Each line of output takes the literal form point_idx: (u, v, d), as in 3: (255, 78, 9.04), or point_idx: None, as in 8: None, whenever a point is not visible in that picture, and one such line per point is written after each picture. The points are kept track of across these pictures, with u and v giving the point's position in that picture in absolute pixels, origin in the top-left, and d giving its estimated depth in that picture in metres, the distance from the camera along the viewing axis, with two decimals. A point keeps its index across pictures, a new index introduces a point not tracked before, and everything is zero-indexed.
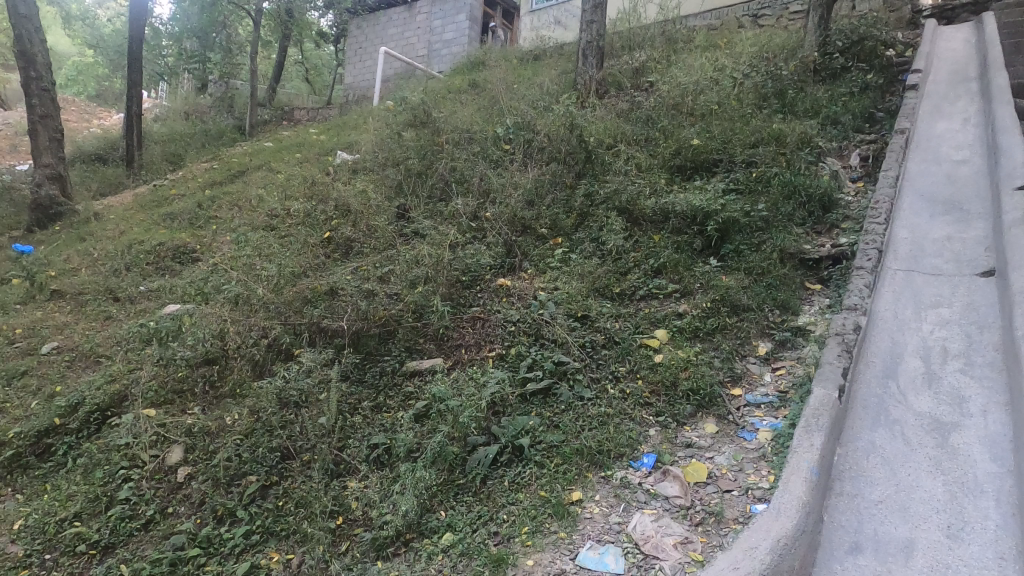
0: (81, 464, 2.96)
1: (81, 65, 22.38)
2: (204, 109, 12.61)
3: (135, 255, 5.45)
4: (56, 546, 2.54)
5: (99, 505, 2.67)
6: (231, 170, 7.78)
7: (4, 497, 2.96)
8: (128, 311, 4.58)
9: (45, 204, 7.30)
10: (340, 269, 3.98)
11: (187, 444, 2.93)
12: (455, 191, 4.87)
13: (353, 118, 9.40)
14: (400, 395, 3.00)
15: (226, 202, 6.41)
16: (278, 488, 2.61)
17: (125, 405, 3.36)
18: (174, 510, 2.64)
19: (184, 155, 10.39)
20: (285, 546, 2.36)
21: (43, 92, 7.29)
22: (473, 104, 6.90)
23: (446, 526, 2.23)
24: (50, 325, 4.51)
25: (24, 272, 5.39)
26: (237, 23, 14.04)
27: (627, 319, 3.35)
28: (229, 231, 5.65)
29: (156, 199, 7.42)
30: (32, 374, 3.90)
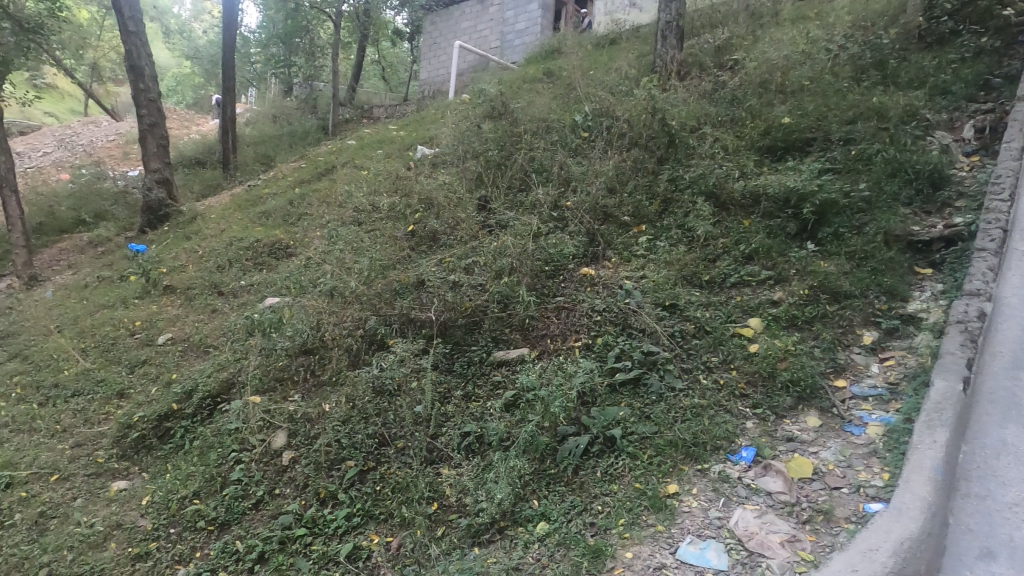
0: (197, 446, 3.19)
1: (178, 76, 24.04)
2: (290, 112, 13.25)
3: (236, 251, 5.81)
4: (179, 521, 2.75)
5: (215, 484, 2.87)
6: (317, 168, 8.12)
7: (132, 475, 3.24)
8: (232, 304, 4.87)
9: (155, 206, 7.91)
10: (426, 261, 4.06)
11: (289, 430, 3.07)
12: (535, 181, 4.86)
13: (429, 114, 9.57)
14: (489, 384, 3.04)
15: (316, 199, 6.70)
16: (375, 473, 2.71)
17: (232, 392, 3.57)
18: (281, 491, 2.78)
19: (274, 156, 10.94)
20: (384, 529, 2.45)
21: (151, 102, 7.82)
22: (549, 92, 6.86)
23: (540, 516, 2.23)
24: (165, 318, 4.88)
25: (141, 269, 5.87)
26: (319, 27, 14.63)
27: (718, 307, 3.23)
28: (318, 226, 5.91)
29: (251, 198, 7.87)
30: (152, 363, 4.26)
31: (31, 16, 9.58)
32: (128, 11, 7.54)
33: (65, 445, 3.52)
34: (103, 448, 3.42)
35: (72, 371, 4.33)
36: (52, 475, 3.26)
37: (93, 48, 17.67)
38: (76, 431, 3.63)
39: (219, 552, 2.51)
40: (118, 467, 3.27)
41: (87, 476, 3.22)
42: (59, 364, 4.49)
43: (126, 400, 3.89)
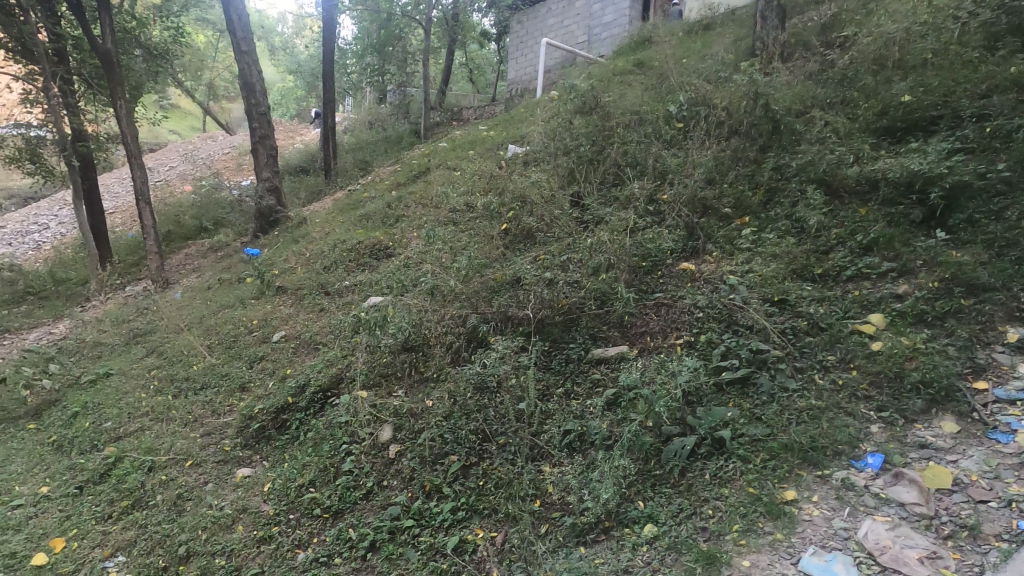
0: (311, 438, 3.37)
1: (283, 90, 25.67)
2: (385, 118, 13.80)
3: (340, 253, 6.11)
4: (297, 508, 2.91)
5: (328, 474, 3.02)
6: (412, 171, 8.39)
7: (254, 463, 3.47)
8: (337, 303, 5.13)
9: (266, 213, 8.49)
10: (521, 259, 4.09)
11: (395, 424, 3.18)
12: (630, 175, 4.76)
13: (519, 113, 9.64)
14: (588, 382, 3.01)
15: (412, 201, 6.94)
16: (478, 469, 2.75)
17: (341, 387, 3.75)
18: (388, 483, 2.88)
19: (371, 161, 11.42)
20: (488, 524, 2.47)
21: (261, 116, 8.37)
22: (641, 83, 6.70)
23: (647, 517, 2.18)
24: (279, 317, 5.22)
25: (256, 272, 6.31)
26: (411, 35, 15.12)
27: (834, 302, 3.01)
28: (415, 227, 6.11)
29: (352, 201, 8.27)
30: (268, 359, 4.57)
31: (159, 43, 10.53)
32: (241, 32, 8.12)
33: (196, 433, 3.83)
34: (229, 437, 3.69)
35: (201, 366, 4.73)
36: (187, 461, 3.54)
37: (210, 69, 19.22)
38: (205, 421, 3.95)
39: (334, 539, 2.63)
40: (242, 455, 3.51)
41: (216, 463, 3.48)
42: (189, 360, 4.90)
43: (247, 393, 4.19)
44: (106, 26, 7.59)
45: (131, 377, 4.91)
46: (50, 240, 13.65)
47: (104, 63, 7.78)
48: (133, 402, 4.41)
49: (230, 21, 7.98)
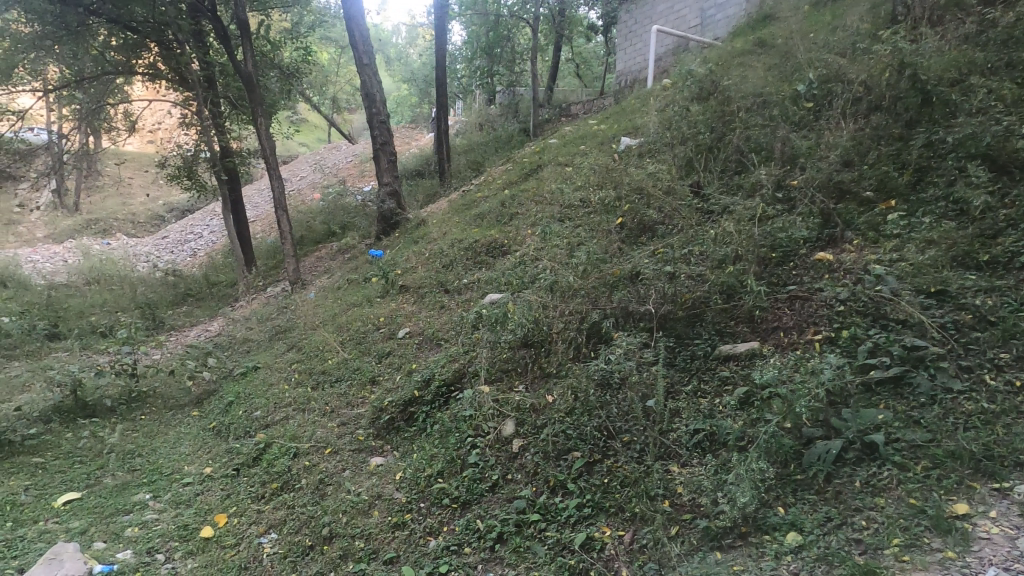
0: (437, 430, 3.50)
1: (399, 99, 26.98)
2: (496, 119, 14.05)
3: (458, 252, 6.30)
4: (426, 497, 3.03)
5: (455, 466, 3.12)
6: (524, 169, 8.47)
7: (385, 452, 3.65)
8: (457, 300, 5.30)
9: (388, 215, 8.95)
10: (639, 254, 3.99)
11: (517, 419, 3.23)
12: (754, 162, 4.49)
13: (630, 104, 9.43)
14: (716, 380, 2.89)
15: (525, 199, 7.01)
16: (602, 466, 2.71)
17: (464, 382, 3.87)
18: (513, 477, 2.93)
19: (483, 162, 11.69)
20: (615, 522, 2.43)
21: (381, 123, 8.81)
22: (764, 63, 6.31)
23: (790, 524, 2.05)
24: (403, 314, 5.47)
25: (381, 272, 6.68)
26: (519, 35, 15.26)
27: (1006, 293, 2.65)
28: (529, 224, 6.16)
29: (467, 201, 8.50)
30: (395, 353, 4.82)
31: (291, 63, 11.41)
32: (362, 46, 8.60)
33: (333, 423, 4.11)
34: (363, 428, 3.92)
35: (335, 360, 5.07)
36: (327, 448, 3.79)
37: (334, 83, 20.59)
38: (341, 412, 4.23)
39: (464, 529, 2.71)
40: (374, 445, 3.72)
41: (352, 451, 3.71)
42: (324, 355, 5.28)
43: (378, 386, 4.44)
44: (247, 51, 8.33)
45: (276, 370, 5.37)
46: (204, 247, 15.29)
47: (246, 85, 8.53)
48: (278, 394, 4.82)
49: (352, 36, 8.48)
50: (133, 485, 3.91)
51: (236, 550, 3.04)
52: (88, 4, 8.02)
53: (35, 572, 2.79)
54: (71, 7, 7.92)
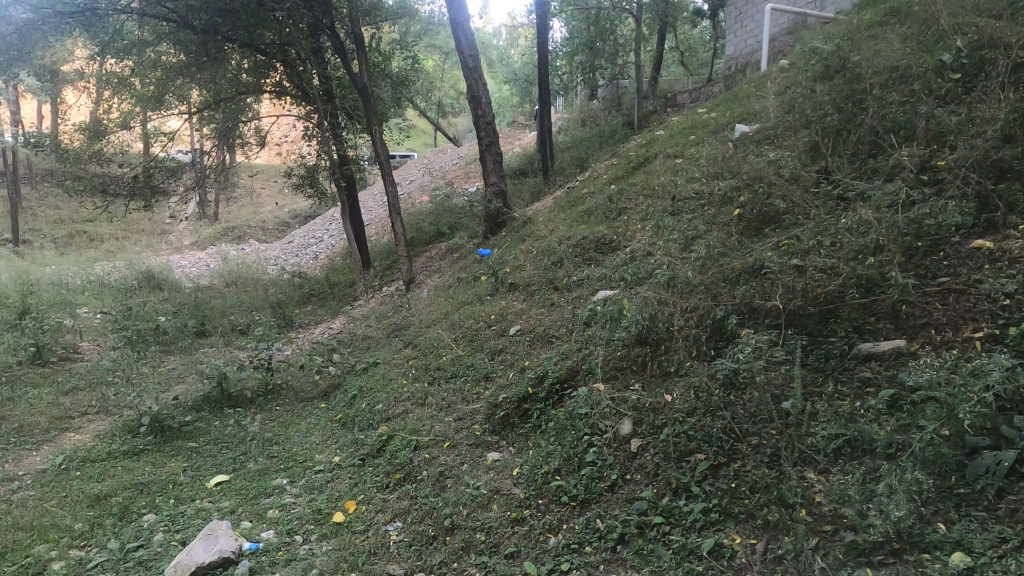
0: (553, 427, 3.50)
1: (502, 100, 27.41)
2: (599, 114, 13.89)
3: (566, 249, 6.28)
4: (544, 493, 3.03)
5: (573, 464, 3.10)
6: (630, 163, 8.28)
7: (501, 448, 3.70)
8: (567, 298, 5.29)
9: (494, 215, 9.11)
10: (761, 246, 3.78)
11: (635, 418, 3.16)
12: (892, 143, 4.10)
13: (743, 89, 8.96)
14: (855, 381, 2.67)
15: (633, 193, 6.87)
16: (729, 469, 2.59)
17: (578, 379, 3.85)
18: (632, 477, 2.87)
19: (587, 157, 11.59)
20: (746, 529, 2.31)
21: (487, 125, 8.97)
22: (898, 34, 5.75)
23: (954, 544, 1.85)
24: (514, 311, 5.54)
25: (490, 271, 6.80)
26: (621, 26, 14.97)
27: None
28: (639, 219, 6.03)
29: (573, 198, 8.46)
30: (507, 350, 4.89)
31: (401, 71, 11.92)
32: (468, 50, 8.78)
33: (450, 418, 4.23)
34: (479, 423, 4.00)
35: (449, 356, 5.23)
36: (445, 442, 3.91)
37: (439, 89, 21.29)
38: (457, 407, 4.35)
39: (583, 527, 2.69)
40: (491, 440, 3.78)
41: (469, 445, 3.80)
42: (439, 352, 5.45)
43: (492, 382, 4.52)
44: (363, 63, 8.77)
45: (394, 366, 5.62)
46: (325, 250, 16.34)
47: (362, 95, 8.99)
48: (397, 388, 5.04)
49: (458, 41, 8.69)
50: (271, 471, 4.24)
51: (365, 535, 3.19)
52: (224, 31, 8.68)
53: (195, 546, 3.09)
54: (213, 37, 8.66)
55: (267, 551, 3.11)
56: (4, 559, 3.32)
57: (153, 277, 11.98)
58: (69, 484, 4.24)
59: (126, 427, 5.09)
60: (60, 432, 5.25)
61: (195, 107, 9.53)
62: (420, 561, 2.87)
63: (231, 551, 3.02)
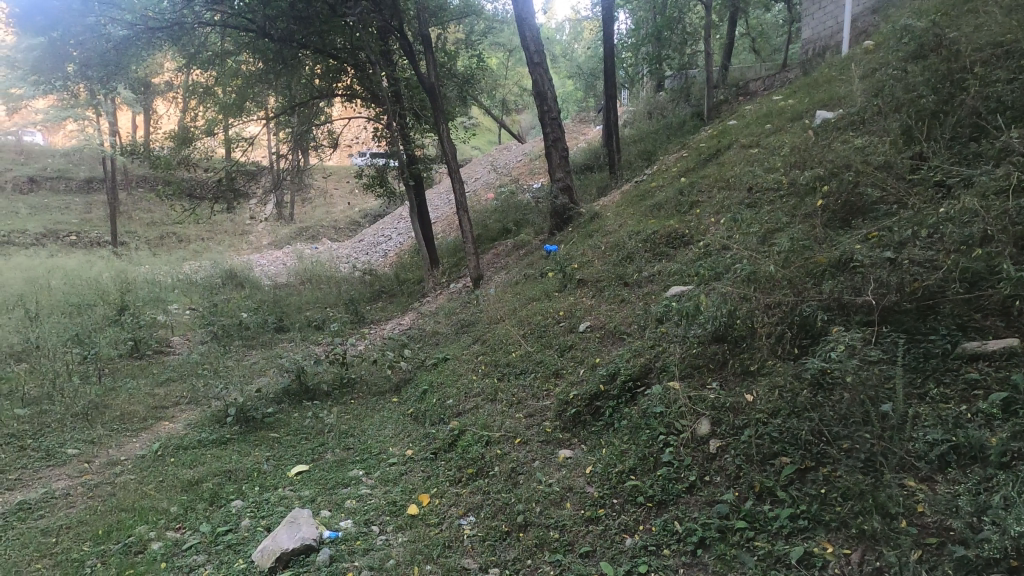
0: (626, 426, 3.43)
1: (566, 94, 27.23)
2: (667, 106, 13.55)
3: (636, 244, 6.16)
4: (619, 493, 2.97)
5: (648, 464, 3.03)
6: (701, 155, 8.01)
7: (573, 445, 3.66)
8: (638, 294, 5.18)
9: (561, 210, 9.04)
10: (849, 239, 3.57)
11: (714, 419, 3.06)
12: (998, 125, 3.79)
13: (824, 73, 8.51)
14: (960, 383, 2.49)
15: (706, 185, 6.66)
16: (817, 474, 2.46)
17: (651, 377, 3.77)
18: (712, 479, 2.78)
19: (655, 150, 11.34)
20: (838, 538, 2.19)
21: (553, 120, 8.90)
22: (1002, 5, 5.30)
23: None
24: (583, 308, 5.47)
25: (558, 267, 6.76)
26: (689, 14, 14.53)
27: None
28: (714, 213, 5.83)
29: (642, 191, 8.29)
30: (577, 347, 4.84)
31: (466, 70, 12.02)
32: (533, 46, 8.74)
33: (520, 414, 4.23)
34: (550, 420, 3.97)
35: (518, 353, 5.23)
36: (516, 438, 3.90)
37: (502, 86, 21.39)
38: (528, 403, 4.35)
39: (661, 529, 2.62)
40: (562, 437, 3.74)
41: (541, 442, 3.77)
42: (508, 348, 5.45)
43: (562, 379, 4.49)
44: (431, 64, 8.88)
45: (464, 362, 5.67)
46: (393, 248, 16.75)
47: (430, 95, 9.09)
48: (468, 383, 5.09)
49: (524, 38, 8.66)
50: (348, 462, 4.37)
51: (440, 528, 3.23)
52: (299, 39, 8.99)
53: (280, 532, 3.23)
54: (289, 44, 8.99)
55: (346, 540, 3.20)
56: (111, 538, 3.57)
57: (236, 275, 12.64)
58: (165, 469, 4.52)
59: (214, 417, 5.38)
60: (156, 420, 5.61)
61: (272, 113, 9.92)
62: (495, 556, 2.87)
63: (313, 539, 3.13)
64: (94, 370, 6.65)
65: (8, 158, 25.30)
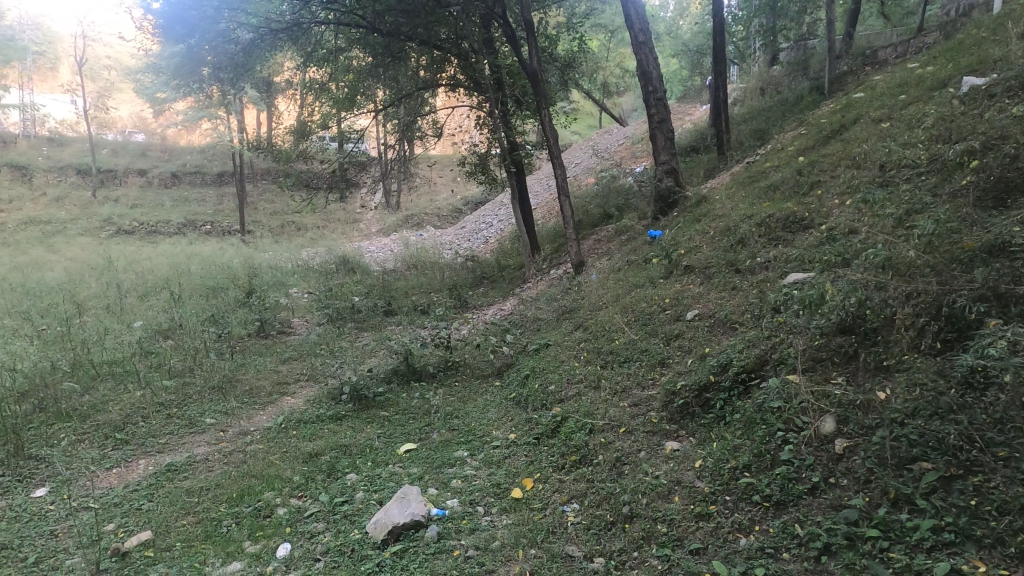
0: (739, 420, 3.26)
1: (671, 74, 26.24)
2: (784, 80, 12.68)
3: (749, 228, 5.81)
4: (733, 490, 2.82)
5: (764, 462, 2.86)
6: (823, 132, 7.40)
7: (681, 437, 3.52)
8: (751, 282, 4.90)
9: (665, 194, 8.73)
10: (1006, 220, 3.22)
11: (841, 417, 2.84)
12: None
13: (972, 35, 7.59)
14: None
15: (829, 165, 6.17)
16: (966, 484, 2.23)
17: (767, 369, 3.55)
18: (838, 481, 2.57)
19: (769, 129, 10.65)
20: (993, 558, 1.97)
21: (658, 101, 8.58)
22: None
23: None
24: (690, 295, 5.26)
25: (664, 253, 6.53)
26: None
27: None
28: (839, 196, 5.39)
29: (754, 172, 7.82)
30: (685, 336, 4.66)
31: (568, 53, 11.87)
32: (638, 24, 8.43)
33: (625, 403, 4.14)
34: (656, 410, 3.85)
35: (622, 340, 5.12)
36: (621, 427, 3.81)
37: (604, 69, 20.96)
38: (633, 392, 4.25)
39: (779, 531, 2.46)
40: (669, 428, 3.62)
41: (646, 432, 3.67)
42: (611, 335, 5.35)
43: (668, 368, 4.35)
44: (532, 49, 8.82)
45: (566, 348, 5.63)
46: (495, 234, 16.99)
47: (532, 80, 9.03)
48: (570, 370, 5.06)
49: (628, 17, 8.38)
50: (453, 443, 4.49)
51: (543, 513, 3.23)
52: (406, 32, 9.35)
53: (391, 506, 3.36)
54: (396, 37, 9.42)
55: (452, 518, 3.29)
56: (243, 502, 3.90)
57: (349, 261, 13.37)
58: (288, 441, 4.86)
59: (330, 394, 5.72)
60: (280, 395, 6.06)
61: (381, 105, 10.30)
62: (599, 546, 2.82)
63: (422, 515, 3.24)
64: (227, 348, 7.29)
65: (156, 156, 28.23)
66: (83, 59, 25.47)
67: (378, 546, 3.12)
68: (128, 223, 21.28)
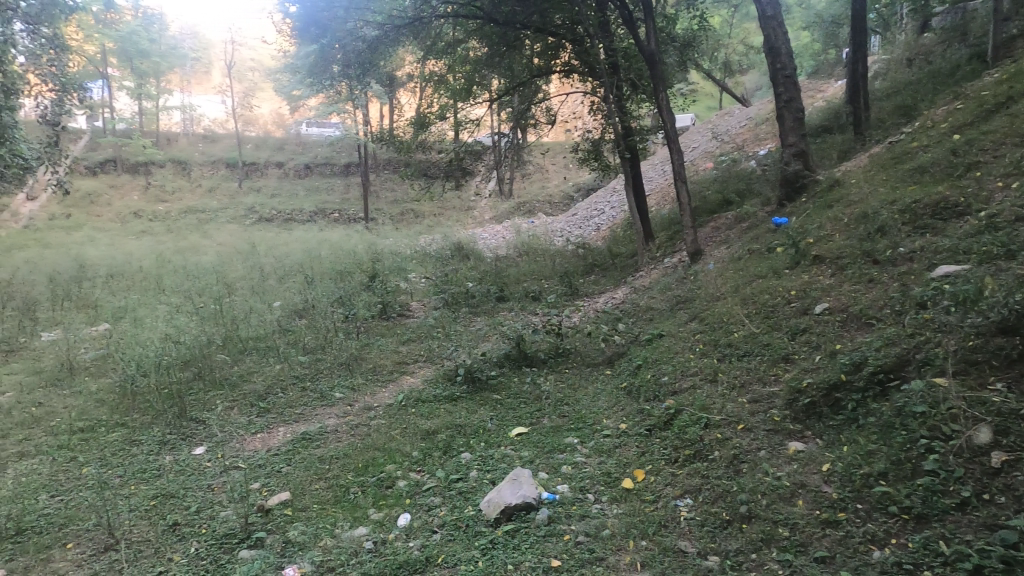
0: (874, 423, 3.02)
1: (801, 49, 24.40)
2: (937, 48, 11.37)
3: (890, 214, 5.31)
4: (866, 498, 2.63)
5: (904, 470, 2.64)
6: (984, 105, 6.57)
7: (806, 438, 3.32)
8: (892, 274, 4.49)
9: (792, 178, 8.17)
10: None
11: (999, 427, 2.59)
12: None
13: None
14: None
15: (990, 144, 5.50)
16: None
17: (909, 370, 3.26)
18: (993, 499, 2.36)
19: (916, 103, 9.63)
20: None
21: (786, 79, 7.98)
22: None
23: None
24: (819, 288, 4.90)
25: (790, 241, 6.13)
26: None
27: None
28: (1005, 180, 4.83)
29: (898, 152, 7.12)
30: (812, 331, 4.37)
31: (688, 32, 11.41)
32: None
33: (744, 399, 3.96)
34: (778, 408, 3.65)
35: (742, 333, 4.89)
36: (739, 424, 3.65)
37: (726, 46, 19.90)
38: (752, 388, 4.06)
39: (921, 547, 2.29)
40: (793, 428, 3.42)
41: (767, 430, 3.49)
42: (730, 327, 5.12)
43: (793, 364, 4.11)
44: (650, 30, 8.53)
45: (680, 339, 5.47)
46: (606, 221, 16.75)
47: (648, 62, 8.75)
48: (684, 361, 4.91)
49: None
50: (563, 429, 4.53)
51: (655, 506, 3.19)
52: (521, 20, 9.59)
53: (503, 487, 3.46)
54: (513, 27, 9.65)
55: (563, 504, 3.34)
56: (368, 471, 4.19)
57: (463, 248, 13.79)
58: (407, 418, 5.15)
59: (446, 375, 5.96)
60: (399, 374, 6.42)
61: (496, 94, 10.45)
62: (714, 543, 2.74)
63: (533, 498, 3.31)
64: (353, 328, 7.81)
65: (292, 149, 30.62)
66: (232, 62, 28.17)
67: (491, 524, 3.23)
68: (268, 212, 23.38)
